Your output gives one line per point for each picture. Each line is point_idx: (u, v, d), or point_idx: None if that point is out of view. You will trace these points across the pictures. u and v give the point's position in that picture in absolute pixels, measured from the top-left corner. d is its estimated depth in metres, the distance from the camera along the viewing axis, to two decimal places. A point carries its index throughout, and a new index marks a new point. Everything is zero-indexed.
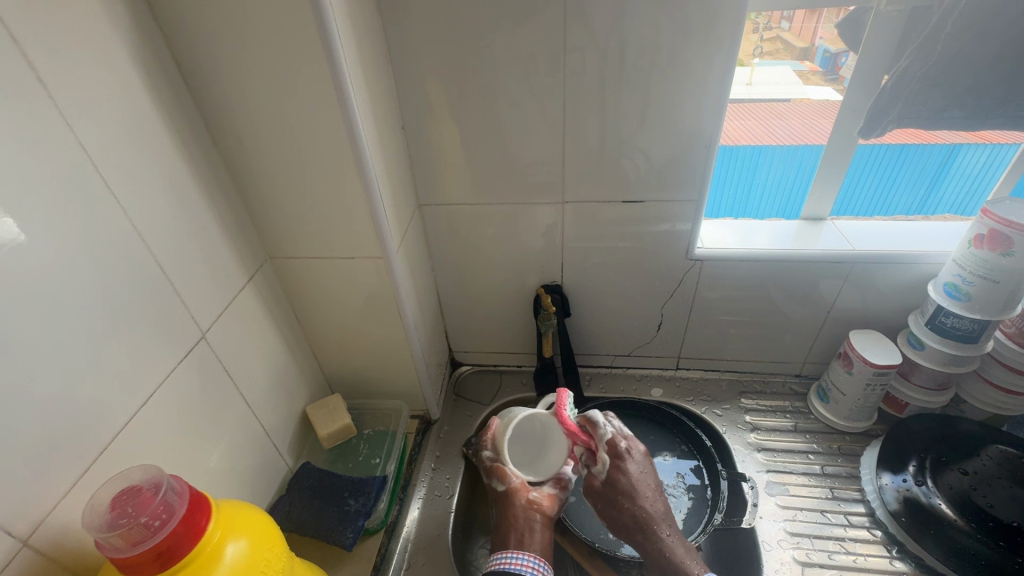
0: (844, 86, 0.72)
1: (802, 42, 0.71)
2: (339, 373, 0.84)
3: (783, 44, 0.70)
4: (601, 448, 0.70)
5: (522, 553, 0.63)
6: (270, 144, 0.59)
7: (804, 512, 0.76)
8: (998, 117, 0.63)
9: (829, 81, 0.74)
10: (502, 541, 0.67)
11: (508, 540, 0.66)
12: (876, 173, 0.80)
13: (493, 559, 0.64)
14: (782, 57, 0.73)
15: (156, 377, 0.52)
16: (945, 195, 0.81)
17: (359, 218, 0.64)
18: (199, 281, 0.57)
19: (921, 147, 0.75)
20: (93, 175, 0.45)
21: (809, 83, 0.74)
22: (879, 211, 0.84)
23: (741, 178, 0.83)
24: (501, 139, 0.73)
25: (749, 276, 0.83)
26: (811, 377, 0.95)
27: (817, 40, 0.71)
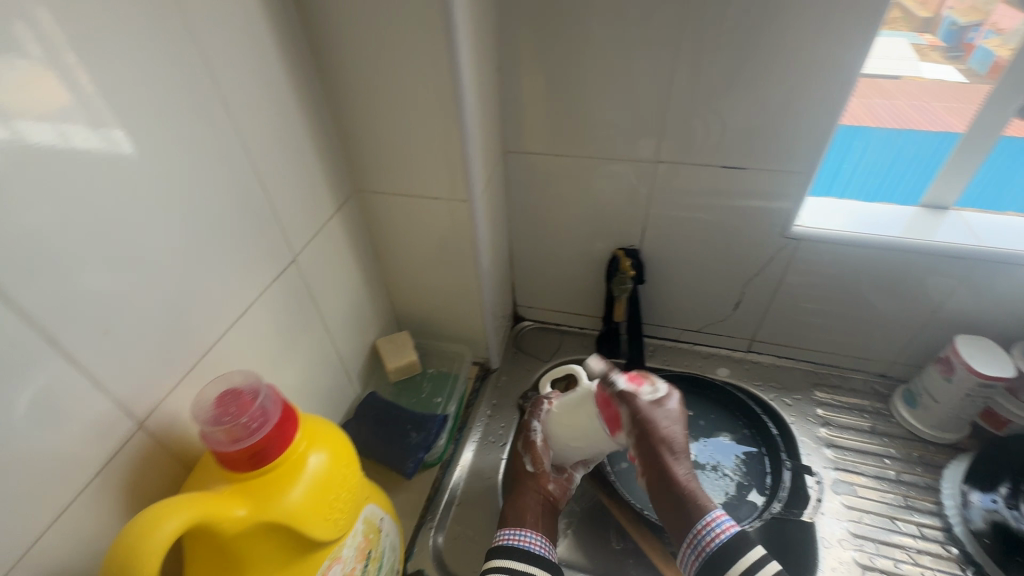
0: (968, 64, 0.66)
1: (925, 11, 0.65)
2: (408, 312, 0.86)
3: (905, 12, 0.64)
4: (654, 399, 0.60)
5: (527, 531, 0.64)
6: (371, 74, 0.58)
7: (871, 516, 0.72)
8: None
9: (948, 59, 0.68)
10: (516, 512, 0.67)
11: (519, 517, 0.66)
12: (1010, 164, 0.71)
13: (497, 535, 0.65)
14: (901, 27, 0.66)
15: (252, 293, 0.54)
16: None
17: (448, 157, 0.63)
18: (294, 204, 0.59)
19: None
20: (212, 90, 0.46)
21: (925, 59, 0.68)
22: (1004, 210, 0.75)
23: (859, 155, 0.74)
24: (601, 88, 0.69)
25: (849, 262, 0.77)
26: (897, 379, 0.88)
27: (943, 11, 0.66)
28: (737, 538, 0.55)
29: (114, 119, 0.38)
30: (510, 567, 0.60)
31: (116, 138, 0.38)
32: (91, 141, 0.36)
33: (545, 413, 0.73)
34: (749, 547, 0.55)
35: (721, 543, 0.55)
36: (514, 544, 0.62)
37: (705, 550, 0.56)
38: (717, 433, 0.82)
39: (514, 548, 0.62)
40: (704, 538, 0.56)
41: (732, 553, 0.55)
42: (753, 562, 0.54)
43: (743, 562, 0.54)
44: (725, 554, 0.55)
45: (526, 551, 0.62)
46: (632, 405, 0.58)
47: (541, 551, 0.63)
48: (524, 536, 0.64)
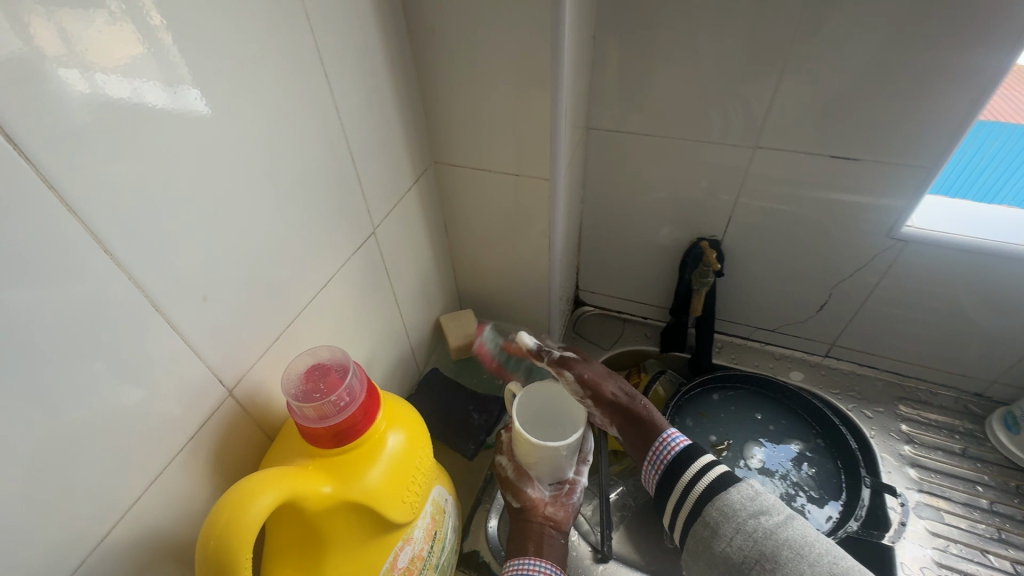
0: None
1: None
2: (472, 290, 0.85)
3: None
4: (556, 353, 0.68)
5: (537, 560, 0.58)
6: (464, 39, 0.55)
7: (958, 546, 0.67)
8: None
9: None
10: (519, 545, 0.61)
11: (524, 546, 0.60)
12: None
13: (506, 566, 0.59)
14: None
15: (333, 265, 0.53)
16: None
17: (535, 131, 0.60)
18: (376, 175, 0.57)
19: None
20: (309, 50, 0.44)
21: None
22: None
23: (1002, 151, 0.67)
24: (703, 63, 0.63)
25: (963, 270, 0.69)
26: (996, 400, 0.80)
27: None
28: (688, 448, 0.59)
29: (186, 75, 0.34)
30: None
31: (188, 97, 0.35)
32: (159, 98, 0.33)
33: (506, 444, 0.66)
34: (700, 456, 0.58)
35: (673, 456, 0.59)
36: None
37: (663, 462, 0.59)
38: (786, 442, 0.78)
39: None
40: (662, 453, 0.60)
41: (684, 458, 0.58)
42: (704, 467, 0.56)
43: (694, 466, 0.57)
44: (675, 464, 0.58)
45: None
46: (574, 370, 0.66)
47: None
48: (534, 565, 0.58)
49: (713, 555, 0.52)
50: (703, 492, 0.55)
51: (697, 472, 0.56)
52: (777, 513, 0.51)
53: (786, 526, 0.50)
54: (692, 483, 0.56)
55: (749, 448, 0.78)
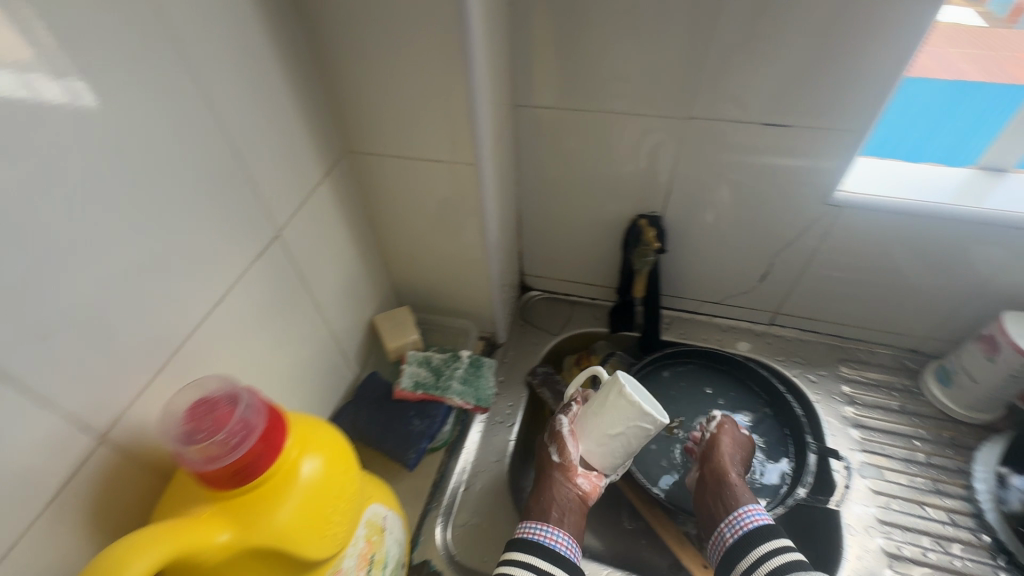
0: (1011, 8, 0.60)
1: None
2: (409, 285, 0.80)
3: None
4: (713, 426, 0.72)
5: (555, 530, 0.64)
6: (360, 12, 0.48)
7: (899, 501, 0.69)
8: None
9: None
10: (540, 509, 0.66)
11: (546, 510, 0.65)
12: None
13: (521, 526, 0.65)
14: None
15: (231, 276, 0.47)
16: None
17: (453, 113, 0.54)
18: (275, 172, 0.51)
19: None
20: (161, 30, 0.37)
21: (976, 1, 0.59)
22: None
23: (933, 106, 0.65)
24: (630, 30, 0.59)
25: (894, 232, 0.70)
26: (929, 355, 0.83)
27: None
28: (766, 527, 0.62)
29: (71, 68, 0.31)
30: (525, 561, 0.61)
31: (77, 89, 0.32)
32: (50, 93, 0.31)
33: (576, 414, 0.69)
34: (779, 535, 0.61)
35: (751, 530, 0.62)
36: (532, 539, 0.63)
37: (742, 529, 0.63)
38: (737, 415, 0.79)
39: (532, 543, 0.62)
40: (741, 521, 0.63)
41: (761, 535, 0.61)
42: (775, 549, 0.60)
43: (772, 543, 0.60)
44: (748, 538, 0.62)
45: (545, 549, 0.62)
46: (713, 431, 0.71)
47: (559, 552, 0.62)
48: (548, 532, 0.63)
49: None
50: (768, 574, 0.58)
51: (767, 551, 0.60)
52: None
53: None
54: (761, 560, 0.60)
55: (697, 422, 0.80)
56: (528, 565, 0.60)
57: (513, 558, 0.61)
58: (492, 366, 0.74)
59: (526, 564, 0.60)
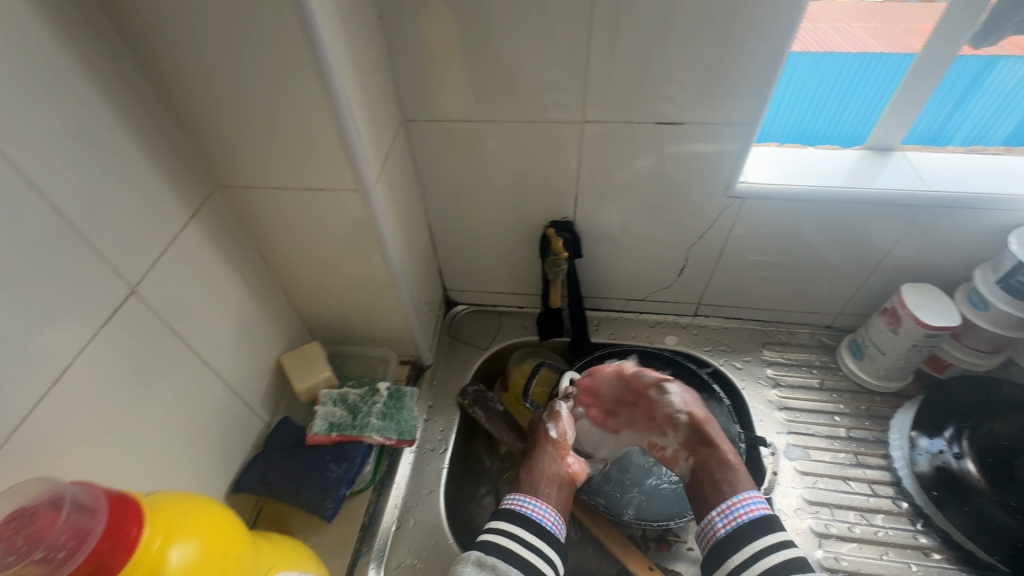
0: None
1: None
2: (318, 317, 0.75)
3: None
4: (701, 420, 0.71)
5: (545, 503, 0.64)
6: (195, 38, 0.43)
7: (824, 480, 0.71)
8: None
9: None
10: (531, 482, 0.66)
11: (536, 483, 0.66)
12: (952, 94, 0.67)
13: (510, 497, 0.65)
14: None
15: (70, 350, 0.42)
16: (971, 116, 0.69)
17: (324, 139, 0.50)
18: (118, 223, 0.45)
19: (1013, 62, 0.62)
20: None
21: None
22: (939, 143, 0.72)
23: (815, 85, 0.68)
24: (508, 37, 0.57)
25: (795, 218, 0.71)
26: (843, 329, 0.86)
27: None
28: (765, 518, 0.60)
29: None
30: (512, 531, 0.61)
31: None
32: None
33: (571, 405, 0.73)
34: (777, 529, 0.59)
35: (746, 522, 0.60)
36: (520, 510, 0.63)
37: (736, 520, 0.61)
38: None
39: (521, 515, 0.63)
40: (736, 511, 0.61)
41: (758, 529, 0.59)
42: (775, 544, 0.57)
43: (767, 539, 0.58)
44: (744, 531, 0.59)
45: (532, 521, 0.62)
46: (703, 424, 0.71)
47: (547, 527, 0.62)
48: (538, 504, 0.64)
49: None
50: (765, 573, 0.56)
51: (767, 547, 0.57)
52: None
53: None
54: (761, 555, 0.57)
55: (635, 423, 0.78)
56: (515, 537, 0.61)
57: (501, 527, 0.62)
58: (414, 395, 0.71)
59: (514, 535, 0.61)
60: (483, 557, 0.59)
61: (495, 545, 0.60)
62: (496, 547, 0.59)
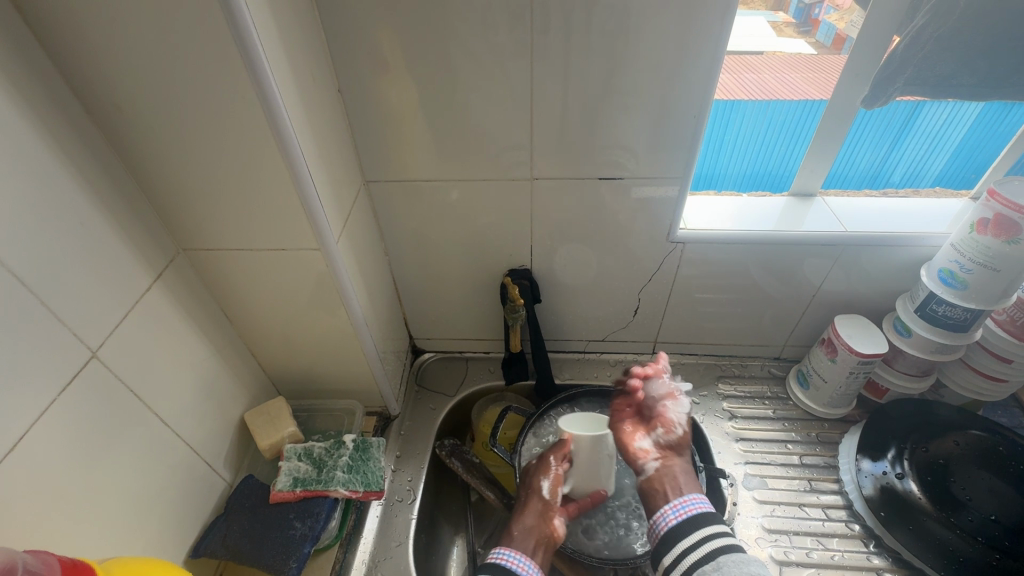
0: (817, 39, 0.67)
1: None
2: (283, 372, 0.76)
3: None
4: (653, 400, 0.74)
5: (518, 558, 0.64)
6: (165, 115, 0.47)
7: (782, 507, 0.74)
8: (1004, 87, 0.60)
9: (801, 34, 0.68)
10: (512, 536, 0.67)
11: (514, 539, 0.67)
12: (879, 135, 0.72)
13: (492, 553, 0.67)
14: (758, 7, 0.65)
15: (28, 416, 0.42)
16: (907, 153, 0.74)
17: (288, 205, 0.54)
18: (82, 289, 0.47)
19: (937, 106, 0.68)
20: None
21: (781, 35, 0.68)
22: (869, 184, 0.79)
23: (756, 132, 0.72)
24: (458, 109, 0.63)
25: (733, 258, 0.77)
26: (790, 360, 0.91)
27: None
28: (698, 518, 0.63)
29: None
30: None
31: None
32: None
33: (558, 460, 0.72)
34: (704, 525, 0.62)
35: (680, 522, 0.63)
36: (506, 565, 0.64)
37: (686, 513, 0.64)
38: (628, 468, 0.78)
39: (504, 568, 0.63)
40: (661, 521, 0.64)
41: (677, 534, 0.63)
42: (699, 541, 0.61)
43: (696, 534, 0.62)
44: (673, 532, 0.63)
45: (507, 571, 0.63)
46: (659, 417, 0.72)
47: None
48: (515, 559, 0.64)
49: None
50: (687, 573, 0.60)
51: (687, 548, 0.61)
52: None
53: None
54: (679, 560, 0.61)
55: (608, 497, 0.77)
56: None
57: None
58: (381, 445, 0.72)
59: None
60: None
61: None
62: None
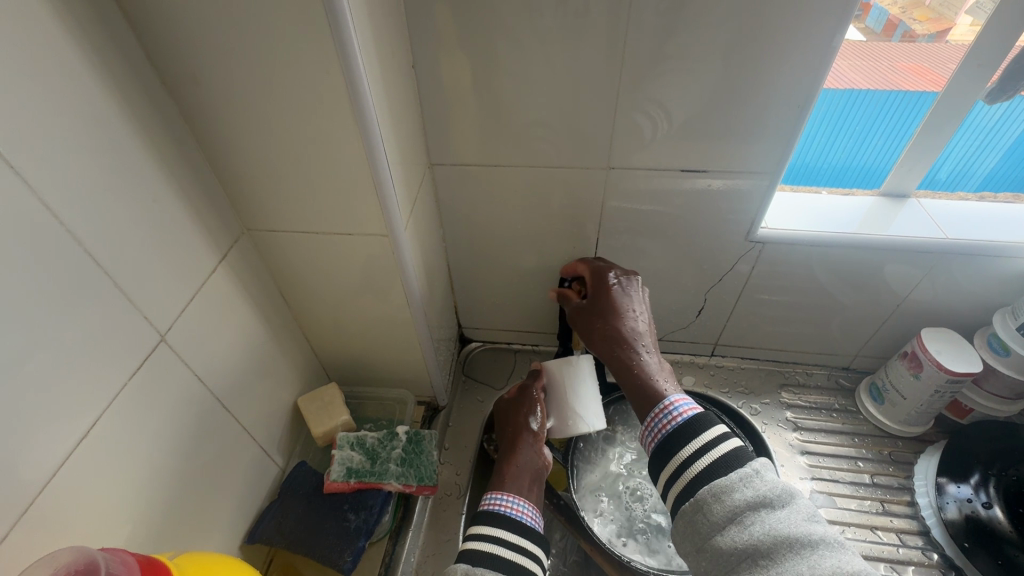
0: (868, 24, 0.60)
1: None
2: (336, 358, 0.74)
3: None
4: (602, 284, 0.67)
5: (513, 499, 0.61)
6: (241, 89, 0.44)
7: (853, 529, 0.70)
8: None
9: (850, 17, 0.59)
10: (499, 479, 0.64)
11: (504, 484, 0.63)
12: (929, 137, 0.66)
13: (484, 500, 0.61)
14: None
15: (98, 403, 0.41)
16: (955, 152, 0.68)
17: (358, 189, 0.51)
18: (151, 271, 0.45)
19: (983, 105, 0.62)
20: None
21: None
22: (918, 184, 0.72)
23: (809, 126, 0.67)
24: (536, 90, 0.59)
25: (813, 262, 0.72)
26: (861, 371, 0.86)
27: None
28: (690, 423, 0.53)
29: None
30: (493, 533, 0.57)
31: None
32: None
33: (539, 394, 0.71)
34: (703, 428, 0.52)
35: (677, 426, 0.53)
36: (501, 511, 0.59)
37: (662, 431, 0.54)
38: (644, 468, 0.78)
39: (501, 515, 0.58)
40: (662, 421, 0.55)
41: (681, 436, 0.53)
42: (700, 448, 0.51)
43: (695, 440, 0.52)
44: (669, 440, 0.53)
45: (515, 520, 0.58)
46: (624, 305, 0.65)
47: (527, 522, 0.59)
48: (514, 503, 0.60)
49: (704, 542, 0.47)
50: (695, 478, 0.50)
51: (692, 453, 0.51)
52: (781, 505, 0.45)
53: (843, 572, 0.40)
54: (683, 465, 0.51)
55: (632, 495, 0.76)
56: (496, 539, 0.56)
57: (483, 533, 0.57)
58: (434, 439, 0.69)
59: (497, 539, 0.56)
60: (472, 568, 0.53)
61: (475, 550, 0.55)
62: (478, 552, 0.54)
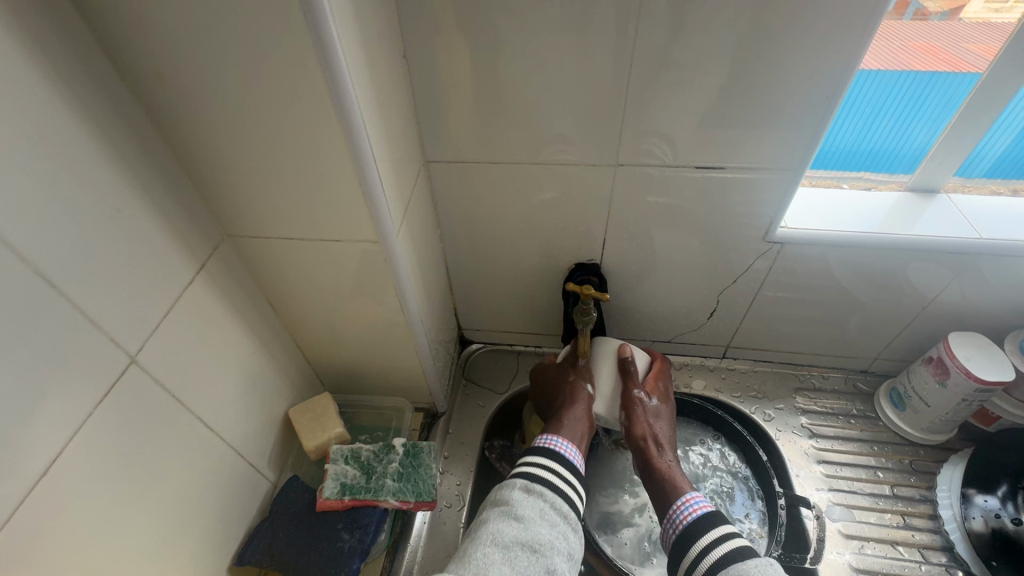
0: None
1: None
2: (330, 365, 0.70)
3: None
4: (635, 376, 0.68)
5: (563, 441, 0.60)
6: (211, 84, 0.40)
7: (872, 544, 0.66)
8: None
9: None
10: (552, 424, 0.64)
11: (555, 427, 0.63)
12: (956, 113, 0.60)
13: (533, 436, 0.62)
14: None
15: (60, 435, 0.37)
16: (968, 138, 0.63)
17: (345, 193, 0.47)
18: (118, 287, 0.41)
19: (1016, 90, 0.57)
20: None
21: None
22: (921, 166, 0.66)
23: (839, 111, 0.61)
24: (539, 81, 0.54)
25: (835, 263, 0.67)
26: (880, 374, 0.82)
27: None
28: (706, 517, 0.55)
29: None
30: (547, 465, 0.57)
31: None
32: None
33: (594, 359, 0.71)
34: (723, 524, 0.54)
35: (690, 523, 0.55)
36: (554, 447, 0.59)
37: (682, 523, 0.56)
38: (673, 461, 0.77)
39: (557, 453, 0.59)
40: (681, 513, 0.57)
41: (698, 529, 0.54)
42: (718, 540, 0.53)
43: (713, 532, 0.53)
44: (687, 532, 0.55)
45: (568, 460, 0.58)
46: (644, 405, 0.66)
47: (577, 463, 0.59)
48: (563, 444, 0.60)
49: None
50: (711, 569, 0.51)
51: (709, 543, 0.53)
52: None
53: None
54: (700, 555, 0.53)
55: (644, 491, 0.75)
56: (553, 472, 0.57)
57: (540, 462, 0.58)
58: (433, 450, 0.66)
59: (553, 471, 0.57)
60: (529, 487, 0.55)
61: (534, 475, 0.56)
62: (536, 478, 0.56)
